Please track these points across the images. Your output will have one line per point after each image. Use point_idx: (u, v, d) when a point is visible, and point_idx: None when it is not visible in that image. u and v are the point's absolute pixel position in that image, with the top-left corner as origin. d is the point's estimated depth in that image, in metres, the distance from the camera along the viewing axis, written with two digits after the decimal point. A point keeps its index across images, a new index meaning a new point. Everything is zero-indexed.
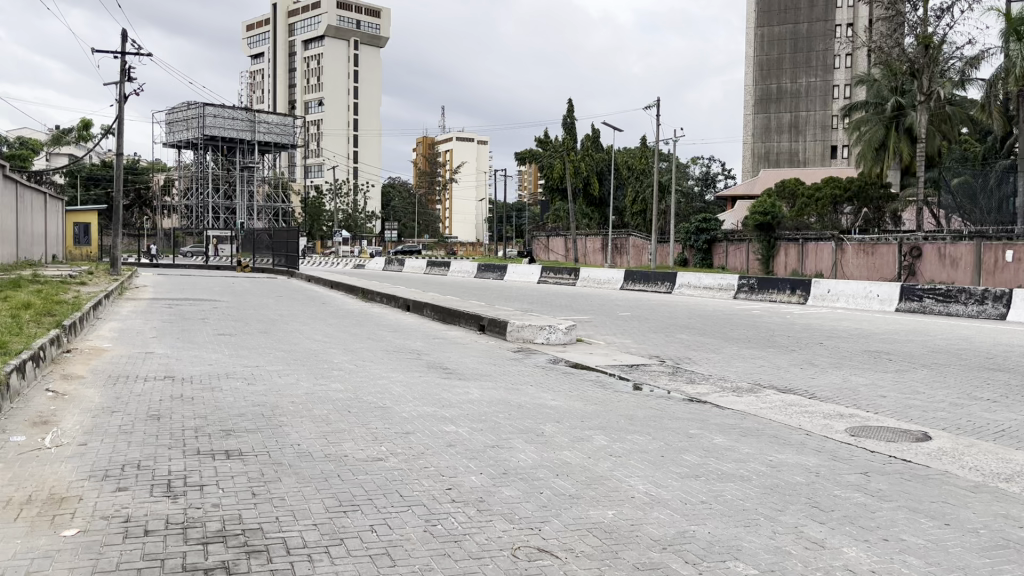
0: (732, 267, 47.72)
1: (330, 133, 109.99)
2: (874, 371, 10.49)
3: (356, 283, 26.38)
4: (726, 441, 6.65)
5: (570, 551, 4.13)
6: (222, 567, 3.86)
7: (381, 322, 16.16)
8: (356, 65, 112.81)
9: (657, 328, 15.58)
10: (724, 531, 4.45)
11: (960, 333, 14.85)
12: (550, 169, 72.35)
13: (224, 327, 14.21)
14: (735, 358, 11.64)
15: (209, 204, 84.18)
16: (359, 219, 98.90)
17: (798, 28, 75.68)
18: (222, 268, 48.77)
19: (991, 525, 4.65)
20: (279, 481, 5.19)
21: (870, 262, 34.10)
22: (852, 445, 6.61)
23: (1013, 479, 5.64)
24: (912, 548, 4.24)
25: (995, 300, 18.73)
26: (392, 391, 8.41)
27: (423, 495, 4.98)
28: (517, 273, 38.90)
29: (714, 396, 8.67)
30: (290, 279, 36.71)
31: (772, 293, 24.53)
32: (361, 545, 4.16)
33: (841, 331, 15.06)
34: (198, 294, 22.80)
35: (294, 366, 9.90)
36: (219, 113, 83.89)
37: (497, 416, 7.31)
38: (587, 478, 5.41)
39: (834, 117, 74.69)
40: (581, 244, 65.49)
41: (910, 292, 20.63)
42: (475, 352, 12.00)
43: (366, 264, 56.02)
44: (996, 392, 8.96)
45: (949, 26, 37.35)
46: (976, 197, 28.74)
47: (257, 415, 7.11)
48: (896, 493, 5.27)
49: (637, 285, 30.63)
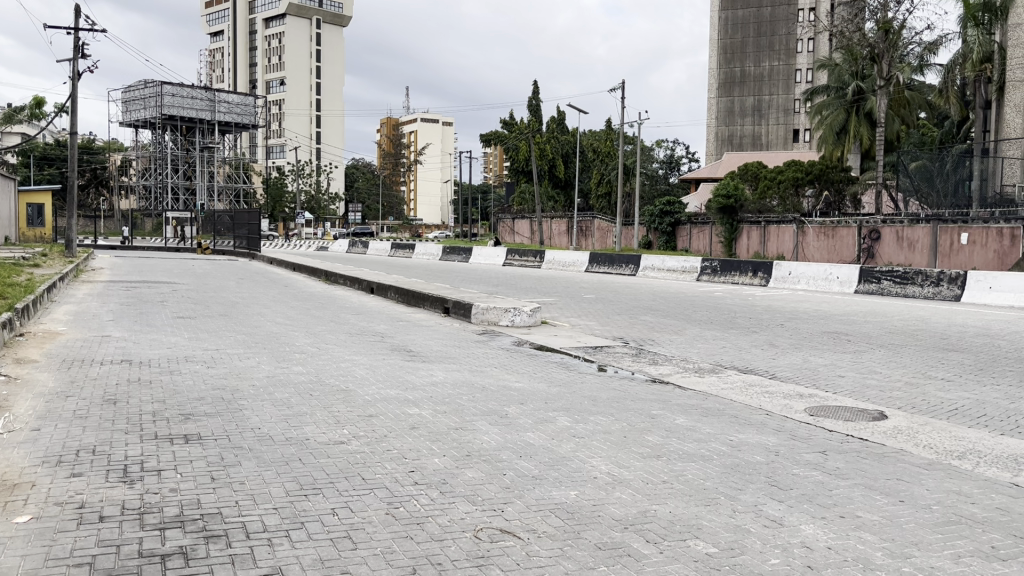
0: (696, 250, 48.16)
1: (292, 113, 108.46)
2: (833, 351, 10.66)
3: (319, 265, 26.12)
4: (688, 421, 6.71)
5: (531, 531, 4.14)
6: (180, 552, 3.80)
7: (343, 305, 16.04)
8: (318, 44, 111.33)
9: (621, 310, 15.65)
10: (686, 510, 4.50)
11: (916, 314, 15.18)
12: (517, 151, 72.71)
13: (183, 309, 14.05)
14: (697, 339, 11.73)
15: (169, 184, 82.72)
16: (323, 201, 97.73)
17: (761, 11, 76.12)
18: (182, 251, 47.95)
19: (945, 501, 4.75)
20: (239, 465, 5.14)
21: (830, 245, 34.72)
22: (811, 424, 6.69)
23: (965, 456, 5.78)
24: (867, 524, 4.33)
25: (950, 281, 19.13)
26: (355, 373, 8.37)
27: (387, 477, 4.96)
28: (482, 256, 38.73)
29: (677, 377, 8.77)
30: (251, 261, 36.22)
31: (734, 275, 24.83)
32: (323, 528, 4.13)
33: (801, 313, 15.24)
34: (156, 276, 22.42)
35: (256, 349, 9.81)
36: (178, 93, 82.18)
37: (460, 399, 7.31)
38: (551, 459, 5.42)
39: (795, 100, 75.37)
40: (547, 226, 65.68)
41: (869, 274, 20.94)
42: (439, 334, 11.98)
43: (330, 246, 55.39)
44: (950, 371, 9.19)
45: (909, 12, 37.89)
46: (933, 180, 28.43)
47: (217, 398, 7.03)
48: (853, 471, 5.36)
49: (601, 267, 30.78)
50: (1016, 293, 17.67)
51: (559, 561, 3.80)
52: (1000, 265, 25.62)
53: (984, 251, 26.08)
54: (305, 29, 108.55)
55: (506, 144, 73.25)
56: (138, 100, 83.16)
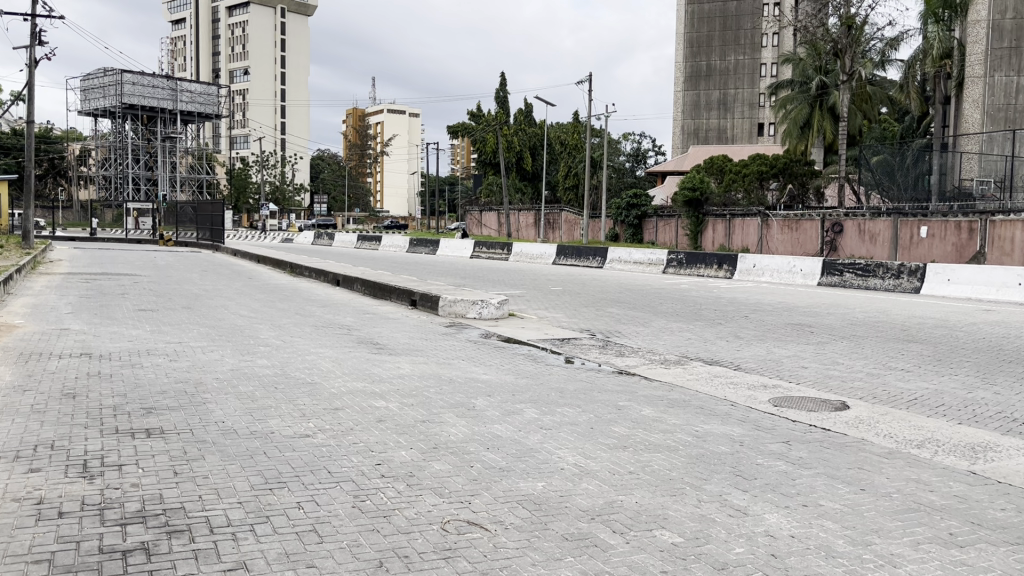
0: (662, 242, 48.41)
1: (256, 103, 107.13)
2: (796, 342, 10.80)
3: (283, 257, 25.82)
4: (654, 412, 6.76)
5: (498, 523, 4.14)
6: (142, 548, 3.74)
7: (308, 297, 15.86)
8: (283, 33, 110.09)
9: (588, 302, 15.70)
10: (652, 500, 4.53)
11: (877, 306, 15.42)
12: (483, 142, 72.92)
13: (144, 302, 13.82)
14: (663, 331, 11.80)
15: (130, 175, 81.37)
16: (288, 192, 96.68)
17: (727, 6, 76.53)
18: (143, 243, 47.11)
19: (904, 489, 4.84)
20: (202, 459, 5.07)
21: (794, 238, 35.10)
22: (775, 415, 6.79)
23: (925, 445, 5.88)
24: (829, 513, 4.39)
25: (910, 274, 19.46)
26: (321, 366, 8.29)
27: (353, 470, 4.93)
28: (450, 249, 38.61)
29: (643, 368, 8.83)
30: (214, 253, 35.76)
31: (699, 268, 25.00)
32: (288, 522, 4.10)
33: (764, 305, 15.42)
34: (116, 268, 22.07)
35: (220, 342, 9.69)
36: (138, 81, 80.49)
37: (427, 391, 7.27)
38: (518, 451, 5.43)
39: (760, 95, 75.89)
40: (514, 219, 65.70)
41: (832, 267, 21.23)
42: (406, 327, 11.92)
43: (294, 238, 54.78)
44: (910, 362, 9.37)
45: (871, 8, 38.57)
46: (894, 174, 29.32)
47: (180, 392, 6.94)
48: (816, 460, 5.44)
49: (569, 260, 30.85)
50: (974, 286, 18.09)
51: (525, 552, 3.81)
52: (958, 257, 26.07)
53: (943, 244, 26.62)
54: (269, 17, 107.13)
55: (473, 135, 73.27)
56: (97, 88, 81.26)
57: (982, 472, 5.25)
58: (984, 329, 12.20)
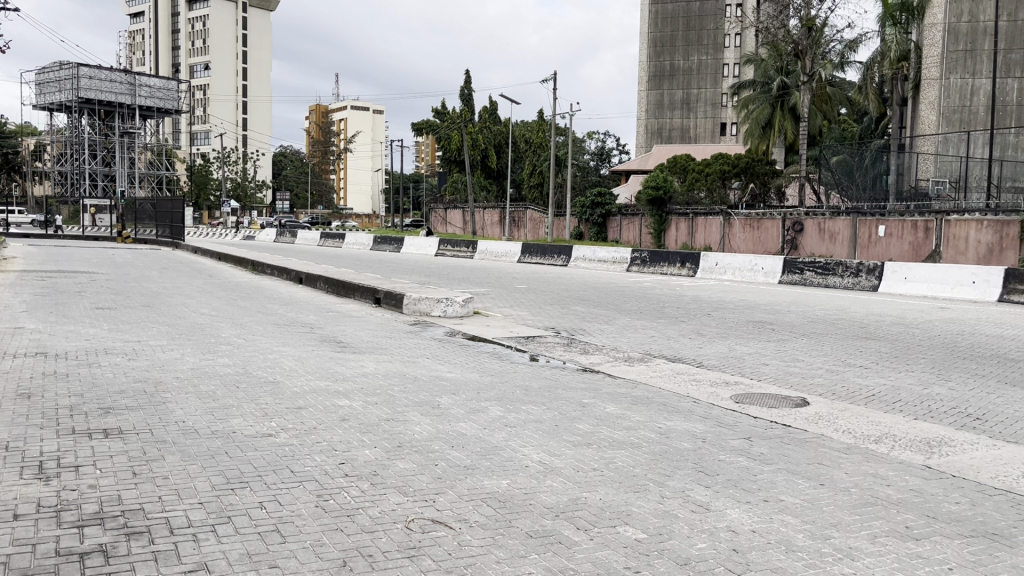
0: (625, 241, 48.68)
1: (217, 98, 105.70)
2: (756, 341, 10.92)
3: (243, 255, 25.45)
4: (618, 408, 6.83)
5: (462, 521, 4.14)
6: (99, 550, 3.68)
7: (271, 295, 15.64)
8: (244, 28, 108.72)
9: (552, 300, 15.72)
10: (615, 497, 4.56)
11: (838, 303, 15.63)
12: (448, 140, 72.90)
13: (101, 301, 13.51)
14: (627, 330, 11.84)
15: (87, 170, 79.73)
16: (250, 188, 95.49)
17: (690, 6, 77.22)
18: (100, 240, 46.15)
19: (862, 484, 4.93)
20: (162, 459, 4.99)
21: (755, 237, 35.38)
22: (736, 411, 6.88)
23: (882, 441, 5.99)
24: (791, 507, 4.46)
25: (868, 272, 19.79)
26: (283, 366, 8.16)
27: (316, 469, 4.89)
28: (414, 247, 38.37)
29: (607, 366, 8.89)
30: (174, 250, 35.20)
31: (663, 267, 25.22)
32: (250, 521, 4.05)
33: (727, 303, 15.53)
34: (71, 266, 21.58)
35: (179, 340, 9.54)
36: (96, 75, 78.70)
37: (392, 390, 7.22)
38: (482, 449, 5.42)
39: (723, 94, 76.74)
40: (479, 217, 65.65)
41: (793, 265, 21.58)
42: (368, 325, 11.81)
43: (256, 235, 54.03)
44: (868, 358, 9.57)
45: (830, 11, 39.26)
46: (853, 174, 29.89)
47: (139, 391, 6.82)
48: (776, 456, 5.50)
49: (533, 258, 30.83)
50: (929, 284, 18.41)
51: (490, 549, 3.82)
52: (915, 256, 26.44)
53: (899, 243, 26.95)
54: (231, 12, 105.65)
55: (437, 132, 73.07)
56: (52, 82, 79.34)
57: (937, 466, 5.36)
58: (938, 325, 12.51)
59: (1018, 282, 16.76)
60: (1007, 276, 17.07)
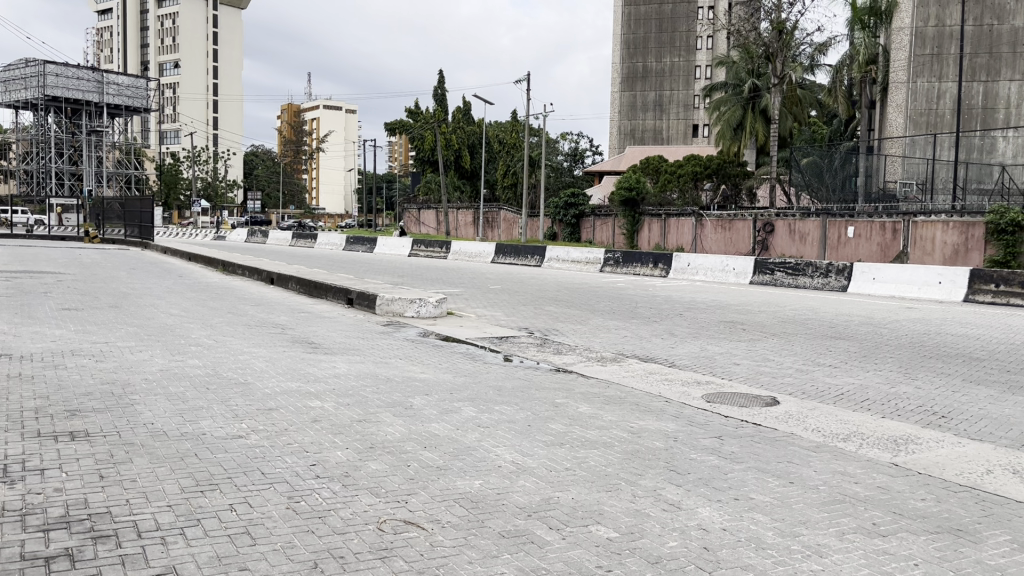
0: (599, 241, 48.82)
1: (187, 97, 104.52)
2: (728, 340, 10.97)
3: (215, 255, 25.20)
4: (591, 408, 6.86)
5: (435, 521, 4.13)
6: (65, 554, 3.63)
7: (242, 296, 15.54)
8: (215, 26, 107.58)
9: (526, 301, 15.72)
10: (587, 496, 4.57)
11: (809, 304, 15.80)
12: (421, 140, 72.84)
13: (68, 301, 13.37)
14: (600, 330, 11.86)
15: (53, 169, 78.48)
16: (221, 188, 94.55)
17: (663, 7, 77.66)
18: (66, 240, 45.52)
19: (831, 482, 4.99)
20: (130, 462, 4.93)
21: (727, 238, 35.64)
22: (707, 411, 6.91)
23: (851, 438, 6.08)
24: (760, 506, 4.49)
25: (838, 273, 20.02)
26: (254, 366, 8.13)
27: (287, 471, 4.85)
28: (388, 247, 38.20)
29: (579, 366, 8.93)
30: (145, 249, 34.86)
31: (635, 267, 25.35)
32: (219, 524, 4.02)
33: (699, 304, 15.62)
34: (38, 266, 21.30)
35: (148, 341, 9.46)
36: (62, 73, 77.34)
37: (364, 391, 7.19)
38: (456, 450, 5.41)
39: (695, 96, 77.24)
40: (452, 218, 65.57)
41: (763, 266, 21.79)
42: (341, 326, 11.76)
43: (226, 236, 53.48)
44: (836, 358, 9.67)
45: (801, 13, 39.67)
46: (822, 175, 30.28)
47: (106, 393, 6.71)
48: (746, 455, 5.55)
49: (506, 259, 30.83)
50: (897, 284, 18.65)
51: (463, 550, 3.81)
52: (884, 256, 26.81)
53: (868, 244, 27.35)
54: (201, 10, 104.48)
55: (411, 133, 72.84)
56: (17, 80, 77.96)
57: (904, 464, 5.44)
58: (906, 325, 12.69)
59: (982, 281, 17.10)
60: (972, 277, 17.38)
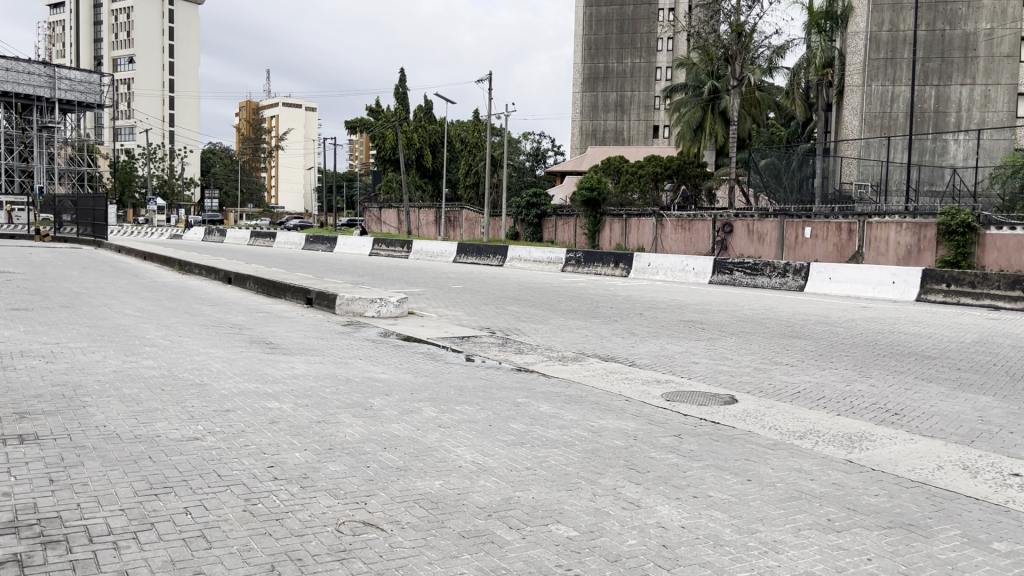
0: (560, 241, 48.97)
1: (142, 93, 102.50)
2: (688, 339, 11.08)
3: (170, 254, 24.70)
4: (552, 407, 6.87)
5: (395, 524, 4.10)
6: (14, 560, 3.54)
7: (199, 296, 15.27)
8: (171, 21, 105.71)
9: (489, 300, 15.72)
10: (547, 495, 4.58)
11: (767, 303, 16.00)
12: (383, 139, 72.35)
13: (18, 301, 13.04)
14: (561, 330, 11.87)
15: None
16: (177, 186, 92.83)
17: (624, 9, 78.10)
18: (18, 237, 44.36)
19: (786, 479, 5.05)
20: (82, 465, 4.83)
21: (686, 238, 35.96)
22: (667, 409, 6.96)
23: (807, 436, 6.15)
24: (718, 503, 4.54)
25: (796, 272, 20.29)
26: (210, 367, 8.03)
27: (243, 473, 4.79)
28: (348, 245, 37.82)
29: (541, 365, 8.93)
30: (99, 249, 34.08)
31: (597, 267, 25.44)
32: (174, 528, 3.95)
33: (660, 303, 15.69)
34: None
35: (101, 342, 9.26)
36: (12, 67, 75.35)
37: (322, 391, 7.14)
38: (415, 450, 5.39)
39: (655, 97, 77.85)
40: (414, 217, 65.23)
41: (722, 266, 22.02)
42: (300, 326, 11.62)
43: (183, 234, 52.48)
44: (794, 357, 9.78)
45: (759, 16, 40.24)
46: (780, 176, 31.08)
47: (57, 395, 6.56)
48: (705, 452, 5.61)
49: (468, 258, 30.73)
50: (852, 284, 18.99)
51: (422, 551, 3.79)
52: (839, 256, 27.20)
53: (824, 244, 27.80)
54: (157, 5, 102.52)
55: (371, 132, 72.32)
56: None
57: (858, 460, 5.54)
58: (861, 324, 12.85)
59: (934, 281, 17.47)
60: (924, 276, 17.77)
